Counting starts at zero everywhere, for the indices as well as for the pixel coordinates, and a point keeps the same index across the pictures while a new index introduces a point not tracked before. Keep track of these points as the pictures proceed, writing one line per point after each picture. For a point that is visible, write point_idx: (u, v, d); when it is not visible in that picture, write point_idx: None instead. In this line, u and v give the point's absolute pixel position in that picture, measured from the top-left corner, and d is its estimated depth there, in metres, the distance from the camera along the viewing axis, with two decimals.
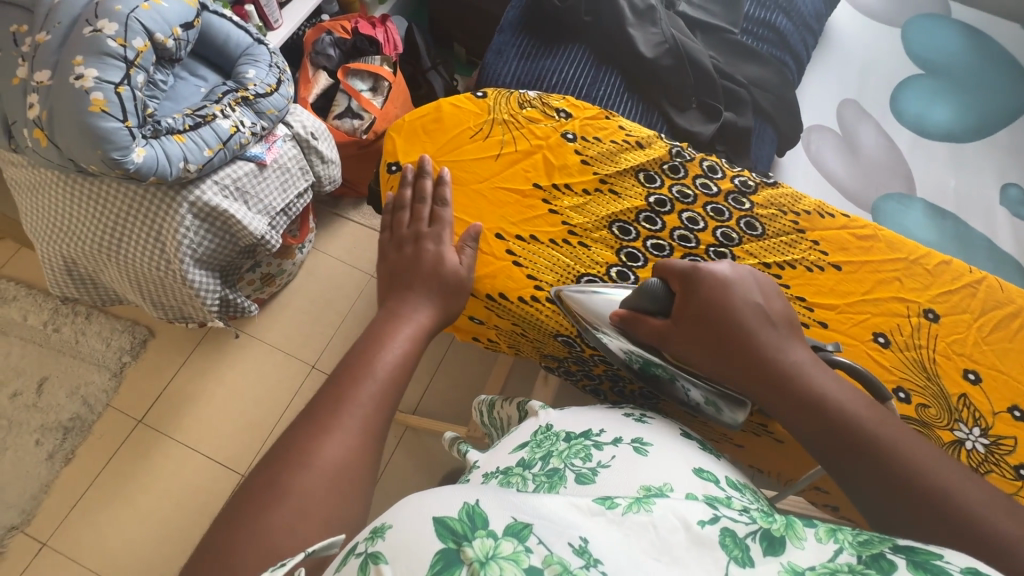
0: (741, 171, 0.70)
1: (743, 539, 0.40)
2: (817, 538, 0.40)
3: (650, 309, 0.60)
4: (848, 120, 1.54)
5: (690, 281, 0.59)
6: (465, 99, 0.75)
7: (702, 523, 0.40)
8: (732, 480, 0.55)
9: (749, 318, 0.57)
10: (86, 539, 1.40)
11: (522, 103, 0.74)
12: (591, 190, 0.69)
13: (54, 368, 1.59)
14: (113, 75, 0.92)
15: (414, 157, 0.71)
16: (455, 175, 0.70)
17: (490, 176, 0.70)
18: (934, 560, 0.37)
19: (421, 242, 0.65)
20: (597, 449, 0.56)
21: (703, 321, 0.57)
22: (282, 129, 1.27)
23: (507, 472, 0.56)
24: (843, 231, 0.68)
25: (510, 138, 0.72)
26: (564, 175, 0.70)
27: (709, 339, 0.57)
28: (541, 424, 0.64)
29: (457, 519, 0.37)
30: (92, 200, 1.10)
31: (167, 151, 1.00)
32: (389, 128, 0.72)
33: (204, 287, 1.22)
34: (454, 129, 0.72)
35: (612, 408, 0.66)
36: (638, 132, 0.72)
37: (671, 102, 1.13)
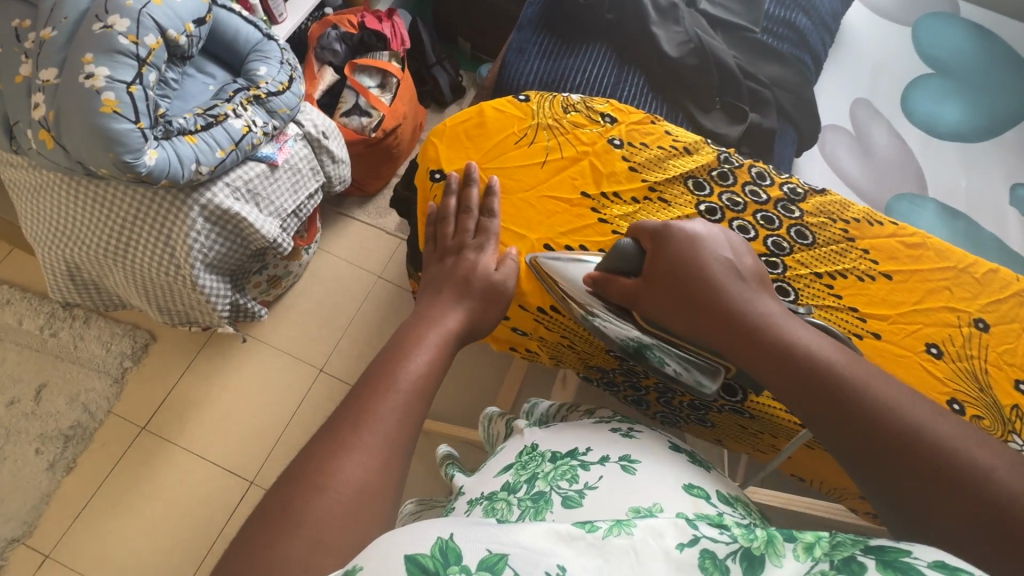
0: (790, 178, 0.68)
1: (722, 560, 0.37)
2: (796, 555, 0.36)
3: (621, 269, 0.60)
4: (861, 119, 1.54)
5: (659, 238, 0.59)
6: (506, 103, 0.73)
7: (681, 545, 0.38)
8: (723, 494, 0.57)
9: (718, 273, 0.57)
10: (90, 550, 1.36)
11: (566, 108, 0.72)
12: (639, 198, 0.67)
13: (52, 374, 1.54)
14: (124, 74, 0.87)
15: (459, 164, 0.69)
16: (502, 184, 0.68)
17: (536, 184, 0.68)
18: (902, 557, 0.33)
19: (463, 252, 0.62)
20: (584, 470, 0.56)
21: (673, 275, 0.57)
22: (293, 129, 1.23)
23: (491, 498, 0.56)
24: (893, 239, 0.67)
25: (555, 144, 0.70)
26: (612, 182, 0.68)
27: (677, 294, 0.57)
28: (527, 443, 0.64)
29: (430, 556, 0.37)
30: (99, 202, 1.06)
31: (179, 153, 0.96)
32: (430, 134, 0.70)
33: (215, 292, 1.18)
34: (497, 134, 0.70)
35: (596, 423, 0.66)
36: (685, 139, 0.70)
37: (695, 103, 1.12)
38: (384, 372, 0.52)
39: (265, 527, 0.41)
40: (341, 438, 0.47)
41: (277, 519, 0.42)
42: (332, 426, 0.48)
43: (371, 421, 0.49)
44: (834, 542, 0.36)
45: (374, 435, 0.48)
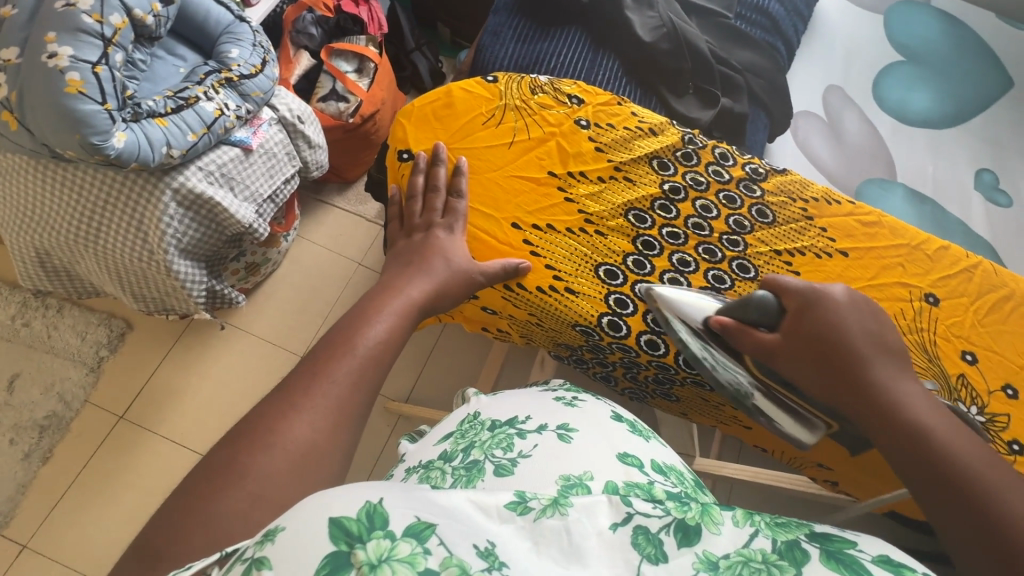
0: (752, 159, 0.70)
1: (655, 534, 0.39)
2: (733, 522, 0.40)
3: (756, 321, 0.60)
4: (833, 106, 1.57)
5: (808, 302, 0.59)
6: (473, 83, 0.73)
7: (614, 526, 0.40)
8: (658, 462, 0.56)
9: (863, 344, 0.57)
10: (68, 539, 1.36)
11: (534, 89, 0.73)
12: (605, 177, 0.68)
13: (25, 364, 1.51)
14: (89, 54, 0.86)
15: (426, 144, 0.69)
16: (470, 164, 0.69)
17: (504, 164, 0.69)
18: (846, 549, 0.38)
19: (432, 231, 0.64)
20: (520, 438, 0.57)
21: (815, 342, 0.58)
22: (267, 113, 1.22)
23: (427, 467, 0.58)
24: (850, 218, 0.69)
25: (523, 125, 0.70)
26: (578, 162, 0.69)
27: (814, 359, 0.58)
28: (470, 412, 0.66)
29: (355, 520, 0.35)
30: (68, 186, 1.04)
31: (149, 137, 0.95)
32: (399, 114, 0.70)
33: (190, 278, 1.17)
34: (465, 114, 0.70)
35: (545, 391, 0.67)
36: (650, 119, 0.71)
37: (668, 87, 1.13)
38: (353, 344, 0.53)
39: (229, 490, 0.42)
40: (305, 407, 0.47)
41: (242, 482, 0.43)
42: (293, 395, 0.48)
43: (337, 390, 0.50)
44: (778, 521, 0.41)
45: (340, 403, 0.49)
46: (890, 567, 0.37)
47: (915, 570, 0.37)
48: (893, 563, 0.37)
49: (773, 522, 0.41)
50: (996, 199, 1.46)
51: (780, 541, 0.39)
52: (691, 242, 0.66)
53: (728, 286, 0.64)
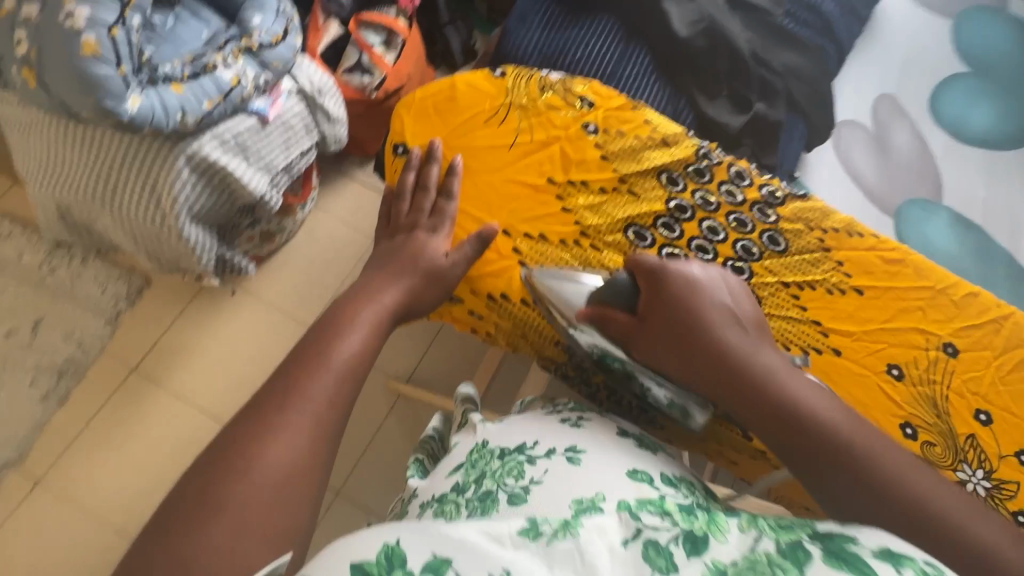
0: (771, 180, 0.65)
1: (666, 546, 0.44)
2: (738, 530, 0.46)
3: (617, 304, 0.58)
4: (882, 117, 1.47)
5: (656, 277, 0.57)
6: (480, 75, 0.69)
7: (625, 541, 0.44)
8: (667, 476, 0.58)
9: (715, 320, 0.55)
10: (79, 480, 1.43)
11: (543, 86, 0.69)
12: (608, 188, 0.65)
13: (49, 309, 1.57)
14: (106, 16, 0.85)
15: (423, 140, 0.67)
16: (467, 163, 0.66)
17: (502, 166, 0.66)
18: (847, 545, 0.42)
19: (415, 232, 0.63)
20: (530, 464, 0.57)
21: (673, 324, 0.55)
22: (287, 83, 1.20)
23: (441, 501, 0.57)
24: (871, 253, 0.63)
25: (527, 125, 0.67)
26: (581, 170, 0.65)
27: (675, 344, 0.55)
28: (477, 441, 0.64)
29: (374, 562, 0.42)
30: (87, 144, 1.05)
31: (164, 102, 0.95)
32: (398, 105, 0.68)
33: (200, 244, 1.18)
34: (468, 110, 0.67)
35: (548, 412, 0.68)
36: (666, 129, 0.66)
37: (700, 87, 1.07)
38: (330, 355, 0.54)
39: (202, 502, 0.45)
40: (280, 426, 0.49)
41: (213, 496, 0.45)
42: (270, 412, 0.50)
43: (315, 404, 0.52)
44: (781, 528, 0.46)
45: (318, 418, 0.51)
46: (890, 558, 0.40)
47: (915, 559, 0.41)
48: (894, 554, 0.40)
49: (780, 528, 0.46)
50: None
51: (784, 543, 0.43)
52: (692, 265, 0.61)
53: None
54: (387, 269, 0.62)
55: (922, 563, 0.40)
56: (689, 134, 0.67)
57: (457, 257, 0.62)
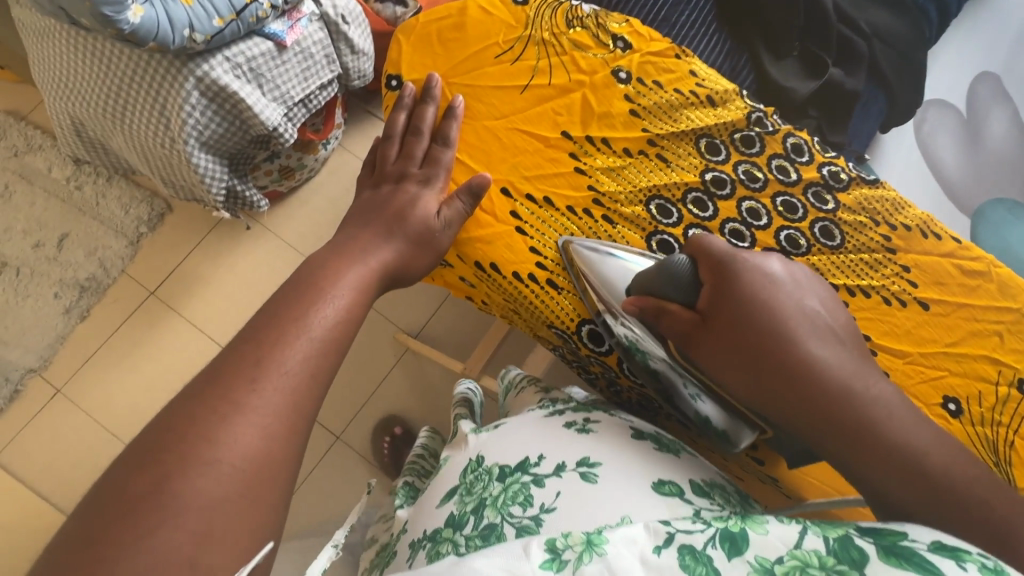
0: (835, 158, 0.54)
1: (703, 550, 0.35)
2: (780, 522, 0.36)
3: (676, 298, 0.50)
4: (980, 98, 1.28)
5: (726, 269, 0.48)
6: (499, 3, 0.60)
7: (657, 549, 0.36)
8: (697, 484, 0.52)
9: (793, 326, 0.46)
10: (95, 394, 1.48)
11: (572, 20, 0.58)
12: (634, 151, 0.55)
13: (74, 226, 1.59)
14: None
15: (420, 75, 0.59)
16: (470, 107, 0.58)
17: (511, 113, 0.58)
18: (899, 539, 0.34)
19: (403, 183, 0.56)
20: (538, 488, 0.50)
21: (742, 324, 0.47)
22: (309, 6, 1.11)
23: (436, 538, 0.51)
24: (945, 260, 0.52)
25: (546, 68, 0.58)
26: (604, 126, 0.56)
27: (739, 349, 0.47)
28: (472, 457, 0.59)
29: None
30: (96, 58, 1.01)
31: (169, 14, 0.88)
32: (397, 31, 0.60)
33: (211, 174, 1.14)
34: (479, 44, 0.59)
35: (549, 416, 0.61)
36: (712, 84, 0.55)
37: (766, 45, 0.92)
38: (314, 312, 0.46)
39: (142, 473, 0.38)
40: None
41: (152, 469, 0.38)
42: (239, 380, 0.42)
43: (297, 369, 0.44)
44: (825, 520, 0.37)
45: None
46: (949, 553, 0.32)
47: (972, 551, 0.33)
48: (949, 548, 0.33)
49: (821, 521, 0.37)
50: None
51: (835, 538, 0.34)
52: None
53: None
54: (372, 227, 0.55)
55: (981, 554, 0.33)
56: (740, 93, 0.56)
57: (450, 218, 0.55)
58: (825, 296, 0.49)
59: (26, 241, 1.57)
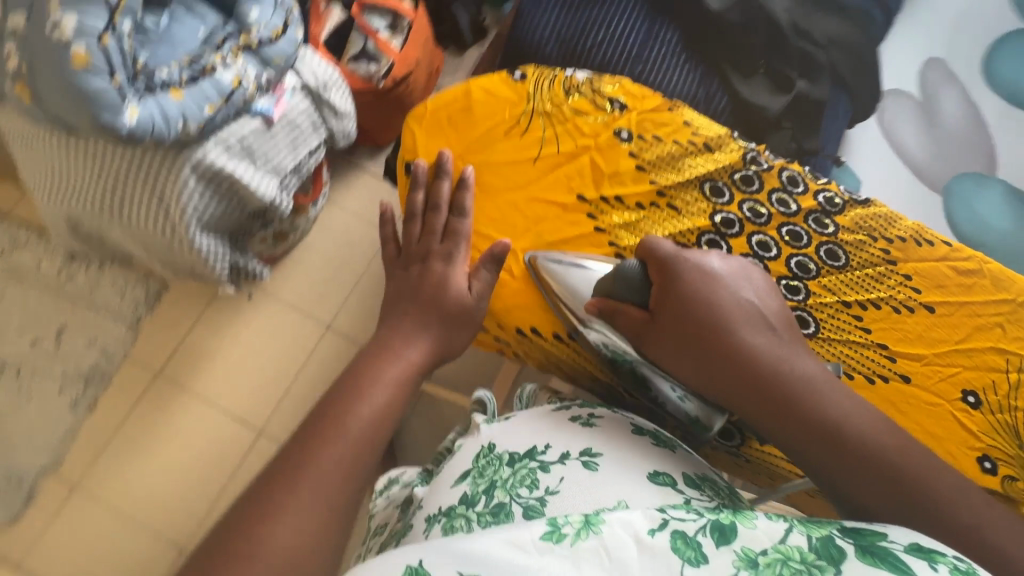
0: (828, 184, 0.58)
1: (694, 537, 0.40)
2: (768, 517, 0.41)
3: (628, 299, 0.55)
4: (930, 82, 1.37)
5: (670, 269, 0.53)
6: (499, 81, 0.63)
7: (653, 531, 0.40)
8: (690, 476, 0.56)
9: (735, 317, 0.51)
10: (113, 485, 1.46)
11: (569, 88, 0.62)
12: (645, 204, 0.59)
13: (71, 317, 1.57)
14: (94, 23, 0.77)
15: (436, 157, 0.62)
16: (487, 181, 0.62)
17: (526, 183, 0.62)
18: (878, 541, 0.39)
19: (429, 261, 0.60)
20: (544, 473, 0.55)
21: (683, 316, 0.52)
22: (291, 79, 1.14)
23: (450, 514, 0.54)
24: (942, 263, 0.56)
25: (552, 136, 0.62)
26: (614, 184, 0.60)
27: (684, 340, 0.52)
28: (483, 443, 0.61)
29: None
30: (88, 158, 1.02)
31: (163, 110, 0.91)
32: (407, 119, 0.63)
33: (213, 253, 1.15)
34: (486, 122, 0.62)
35: (558, 409, 0.64)
36: (706, 132, 0.60)
37: (733, 66, 0.97)
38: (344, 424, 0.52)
39: None
40: None
41: None
42: None
43: None
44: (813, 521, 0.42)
45: None
46: (925, 555, 0.38)
47: (950, 555, 0.38)
48: (924, 550, 0.39)
49: (806, 522, 0.42)
50: None
51: (817, 537, 0.39)
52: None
53: None
54: (413, 308, 0.59)
55: (955, 559, 0.38)
56: (732, 136, 0.60)
57: (480, 290, 0.59)
58: (766, 284, 0.54)
59: (22, 340, 1.55)
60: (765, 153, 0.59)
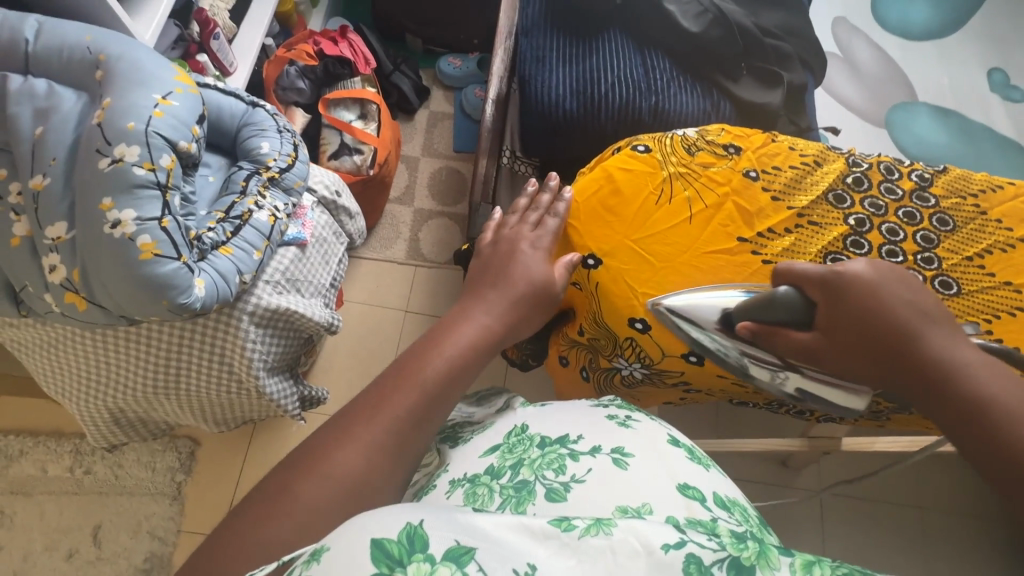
0: (913, 165, 0.69)
1: (709, 567, 0.37)
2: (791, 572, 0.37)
3: (786, 321, 0.59)
4: (842, 39, 1.59)
5: (832, 287, 0.58)
6: (630, 157, 0.71)
7: (667, 547, 0.37)
8: (720, 496, 0.52)
9: (907, 319, 0.55)
10: None
11: (689, 148, 0.71)
12: (791, 228, 0.67)
13: (103, 512, 1.41)
14: (152, 209, 0.74)
15: (608, 244, 0.69)
16: (658, 251, 0.68)
17: (693, 242, 0.68)
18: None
19: (516, 250, 0.68)
20: (572, 460, 0.54)
21: (855, 330, 0.56)
22: (309, 198, 1.12)
23: (473, 481, 0.55)
24: (1018, 200, 0.68)
25: (694, 194, 0.69)
26: (761, 220, 0.67)
27: (856, 343, 0.56)
28: (517, 424, 0.63)
29: (396, 543, 0.36)
30: (133, 342, 0.94)
31: (220, 270, 0.85)
32: (570, 217, 0.71)
33: (282, 394, 1.09)
34: (636, 197, 0.69)
35: (596, 407, 0.64)
36: (811, 151, 0.70)
37: (724, 73, 1.08)
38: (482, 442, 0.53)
39: None
40: None
41: None
42: None
43: None
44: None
45: None
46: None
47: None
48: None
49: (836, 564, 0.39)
50: (1011, 95, 1.53)
51: None
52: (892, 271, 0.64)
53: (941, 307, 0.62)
54: (490, 287, 0.64)
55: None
56: (830, 149, 0.71)
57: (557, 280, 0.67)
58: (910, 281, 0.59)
59: (55, 557, 1.37)
60: (860, 155, 0.70)
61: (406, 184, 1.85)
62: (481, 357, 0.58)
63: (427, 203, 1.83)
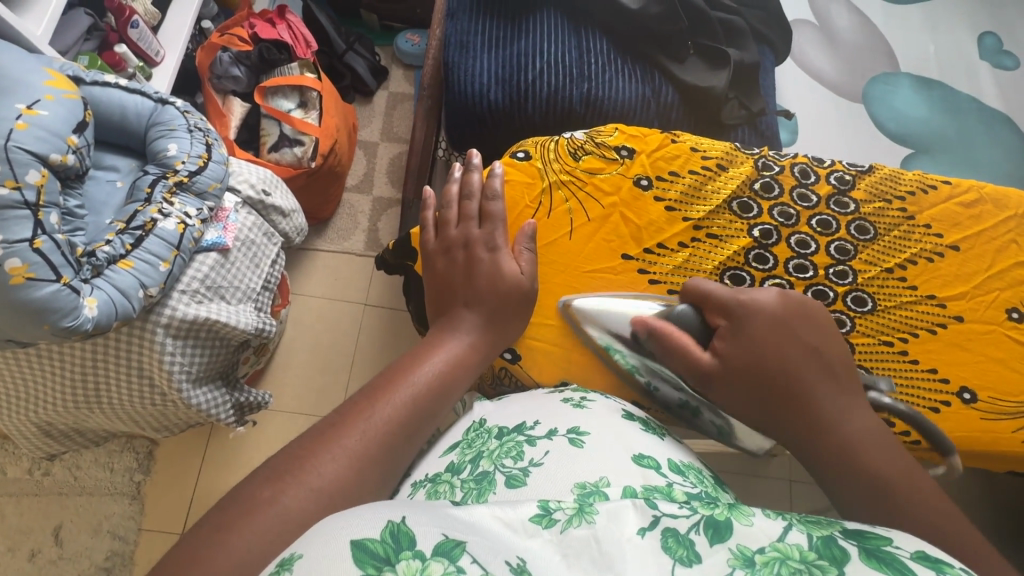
0: (834, 166, 0.73)
1: (686, 534, 0.34)
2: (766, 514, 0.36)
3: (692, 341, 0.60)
4: (818, 5, 1.47)
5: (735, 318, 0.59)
6: (511, 165, 0.73)
7: (642, 531, 0.34)
8: (675, 462, 0.48)
9: (799, 371, 0.56)
10: None
11: (577, 153, 0.75)
12: (687, 239, 0.71)
13: (65, 512, 1.42)
14: (21, 230, 0.71)
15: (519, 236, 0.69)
16: (555, 267, 0.70)
17: (581, 254, 0.71)
18: (886, 547, 0.34)
19: (470, 245, 0.64)
20: (530, 445, 0.48)
21: (749, 370, 0.56)
22: (230, 199, 1.07)
23: (434, 480, 0.48)
24: (950, 204, 0.71)
25: (579, 204, 0.73)
26: (654, 231, 0.72)
27: (753, 388, 0.56)
28: (474, 419, 0.57)
29: (379, 541, 0.31)
30: (48, 359, 0.92)
31: (119, 287, 0.80)
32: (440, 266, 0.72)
33: (212, 404, 1.06)
34: (515, 208, 0.72)
35: (551, 394, 0.59)
36: (714, 153, 0.74)
37: (665, 55, 0.99)
38: None
39: None
40: None
41: None
42: None
43: None
44: (810, 519, 0.37)
45: None
46: (930, 563, 0.32)
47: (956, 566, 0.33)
48: (932, 559, 0.33)
49: (805, 519, 0.37)
50: (1003, 63, 1.41)
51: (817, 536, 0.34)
52: (798, 288, 0.67)
53: (851, 327, 0.66)
54: (465, 297, 0.61)
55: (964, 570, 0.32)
56: (738, 150, 0.75)
57: (528, 265, 0.65)
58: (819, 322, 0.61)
59: (18, 557, 1.39)
60: (773, 158, 0.74)
61: (364, 171, 1.79)
62: (448, 390, 0.53)
63: (386, 191, 1.77)
